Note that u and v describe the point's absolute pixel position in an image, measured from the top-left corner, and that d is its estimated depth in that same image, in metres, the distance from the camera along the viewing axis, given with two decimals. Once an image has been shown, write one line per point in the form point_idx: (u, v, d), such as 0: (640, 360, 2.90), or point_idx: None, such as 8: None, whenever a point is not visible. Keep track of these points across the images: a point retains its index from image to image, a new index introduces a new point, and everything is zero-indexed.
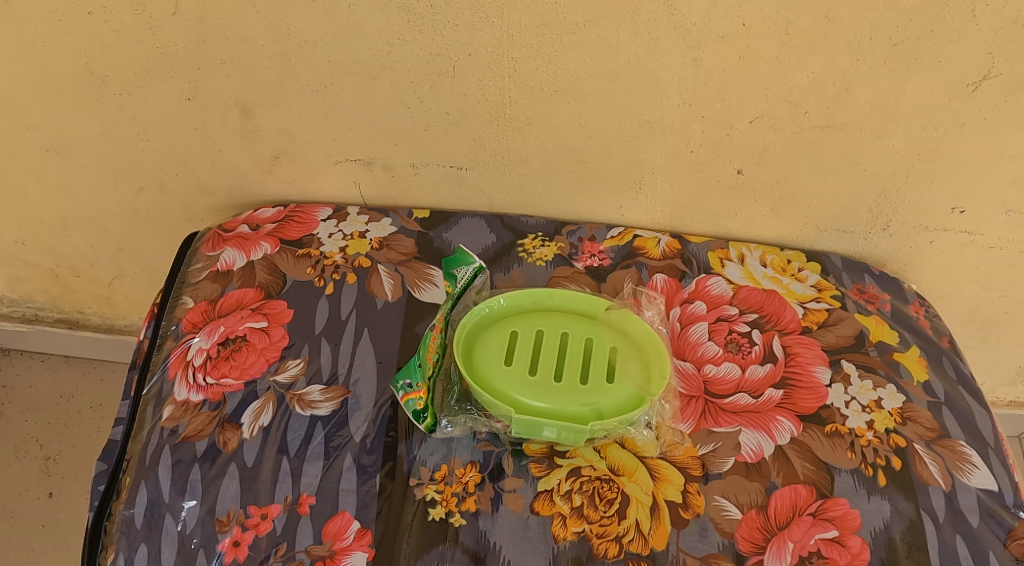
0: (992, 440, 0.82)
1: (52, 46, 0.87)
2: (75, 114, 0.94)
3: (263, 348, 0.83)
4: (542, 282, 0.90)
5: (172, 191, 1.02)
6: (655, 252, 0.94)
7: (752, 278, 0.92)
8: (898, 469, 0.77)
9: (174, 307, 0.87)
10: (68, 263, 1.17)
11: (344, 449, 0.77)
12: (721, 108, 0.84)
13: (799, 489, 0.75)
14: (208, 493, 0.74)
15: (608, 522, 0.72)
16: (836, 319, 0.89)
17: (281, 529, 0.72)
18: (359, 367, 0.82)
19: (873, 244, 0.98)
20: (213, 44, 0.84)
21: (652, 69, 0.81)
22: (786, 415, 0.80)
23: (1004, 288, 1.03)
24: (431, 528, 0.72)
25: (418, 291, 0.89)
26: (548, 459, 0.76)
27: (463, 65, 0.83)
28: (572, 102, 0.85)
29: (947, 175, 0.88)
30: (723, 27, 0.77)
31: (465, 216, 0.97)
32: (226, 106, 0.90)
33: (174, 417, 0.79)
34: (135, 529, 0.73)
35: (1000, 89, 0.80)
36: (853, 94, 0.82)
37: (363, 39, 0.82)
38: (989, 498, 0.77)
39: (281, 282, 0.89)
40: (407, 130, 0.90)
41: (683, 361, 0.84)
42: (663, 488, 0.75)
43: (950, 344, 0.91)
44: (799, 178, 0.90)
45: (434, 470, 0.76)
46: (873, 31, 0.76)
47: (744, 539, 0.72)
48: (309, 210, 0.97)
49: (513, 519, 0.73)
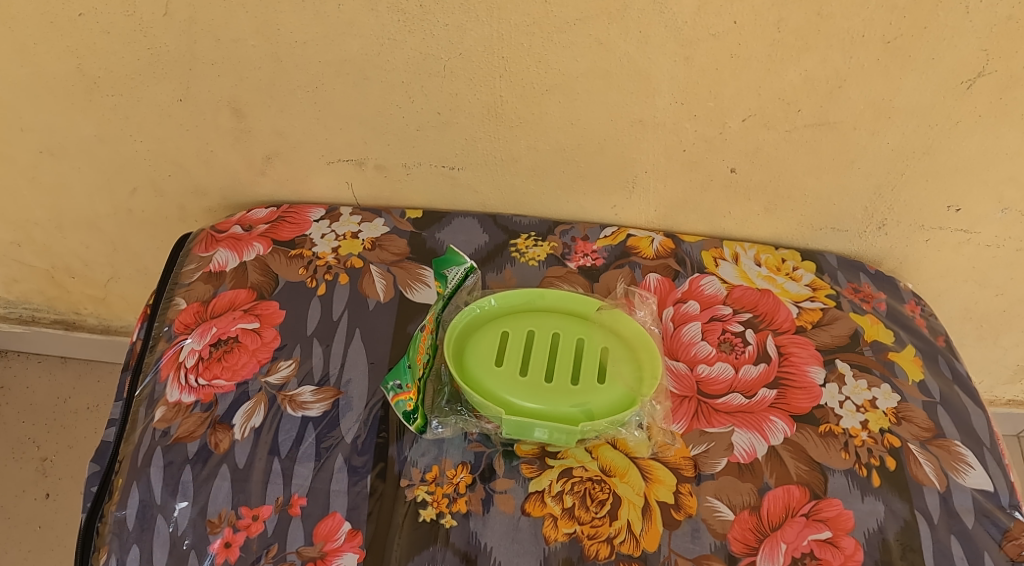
0: (988, 440, 0.82)
1: (44, 47, 0.86)
2: (68, 116, 0.94)
3: (255, 349, 0.83)
4: (534, 282, 0.90)
5: (166, 192, 1.02)
6: (649, 251, 0.94)
7: (747, 278, 0.92)
8: (893, 470, 0.77)
9: (167, 308, 0.87)
10: (64, 264, 1.17)
11: (335, 450, 0.76)
12: (714, 107, 0.83)
13: (792, 490, 0.75)
14: (199, 494, 0.74)
15: (600, 523, 0.72)
16: (831, 318, 0.89)
17: (272, 530, 0.72)
18: (351, 368, 0.82)
19: (868, 242, 0.97)
20: (204, 45, 0.84)
21: (643, 68, 0.81)
22: (780, 415, 0.79)
23: (1000, 286, 1.02)
24: (422, 529, 0.72)
25: (411, 291, 0.89)
26: (539, 460, 0.76)
27: (454, 65, 0.82)
28: (564, 101, 0.85)
29: (942, 174, 0.88)
30: (714, 25, 0.77)
31: (458, 216, 0.97)
32: (218, 106, 0.90)
33: (166, 418, 0.79)
34: (127, 530, 0.73)
35: (994, 87, 0.79)
36: (847, 92, 0.81)
37: (354, 39, 0.81)
38: (984, 498, 0.77)
39: (273, 282, 0.89)
40: (399, 130, 0.90)
41: (676, 361, 0.83)
42: (656, 488, 0.74)
43: (946, 343, 0.91)
44: (793, 177, 0.90)
45: (425, 471, 0.75)
46: (866, 28, 0.76)
47: (736, 540, 0.72)
48: (302, 210, 0.97)
49: (504, 519, 0.73)
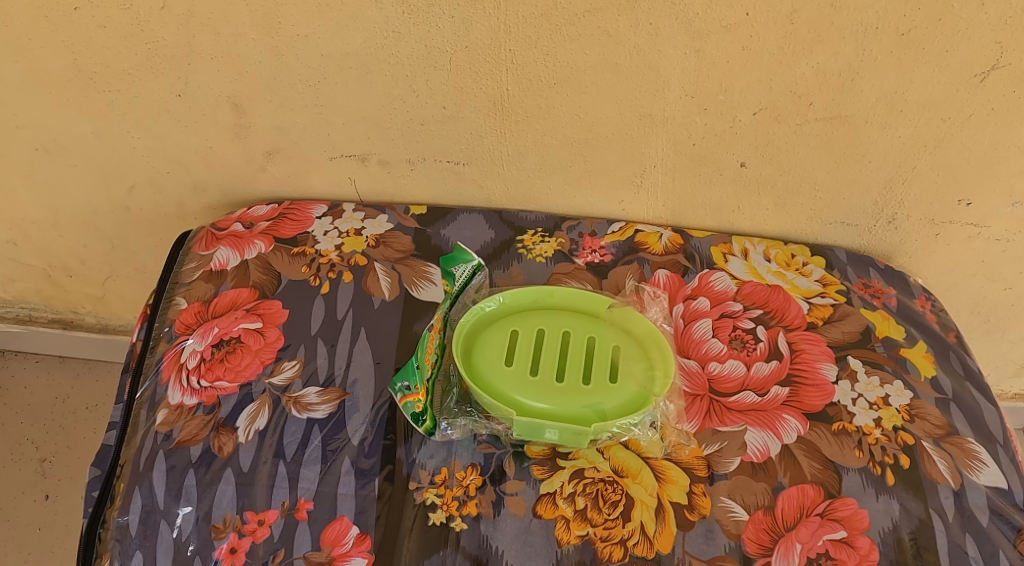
0: (1001, 436, 0.81)
1: (38, 43, 0.85)
2: (64, 112, 0.92)
3: (258, 350, 0.81)
4: (542, 279, 0.88)
5: (164, 189, 1.00)
6: (658, 247, 0.92)
7: (756, 273, 0.91)
8: (907, 468, 0.76)
9: (166, 308, 0.86)
10: (60, 263, 1.15)
11: (342, 453, 0.75)
12: (724, 100, 0.82)
13: (807, 489, 0.74)
14: (203, 498, 0.73)
15: (612, 525, 0.71)
16: (842, 314, 0.88)
17: (278, 535, 0.71)
18: (356, 368, 0.81)
19: (878, 237, 0.96)
20: (202, 39, 0.82)
21: (653, 60, 0.79)
22: (792, 413, 0.78)
23: (1009, 281, 1.01)
24: (431, 532, 0.71)
25: (417, 289, 0.87)
26: (550, 461, 0.75)
27: (459, 59, 0.81)
28: (572, 95, 0.83)
29: (954, 168, 0.86)
30: (726, 16, 0.75)
31: (463, 212, 0.95)
32: (217, 102, 0.88)
33: (168, 421, 0.77)
34: (130, 537, 0.72)
35: (1008, 79, 0.78)
36: (859, 85, 0.80)
37: (357, 32, 0.80)
38: (998, 496, 0.76)
39: (276, 281, 0.87)
40: (402, 124, 0.88)
41: (687, 359, 0.82)
42: (669, 489, 0.73)
43: (957, 339, 0.89)
44: (803, 171, 0.89)
45: (434, 473, 0.74)
46: (880, 20, 0.75)
47: (751, 541, 0.71)
48: (303, 207, 0.96)
49: (515, 522, 0.71)
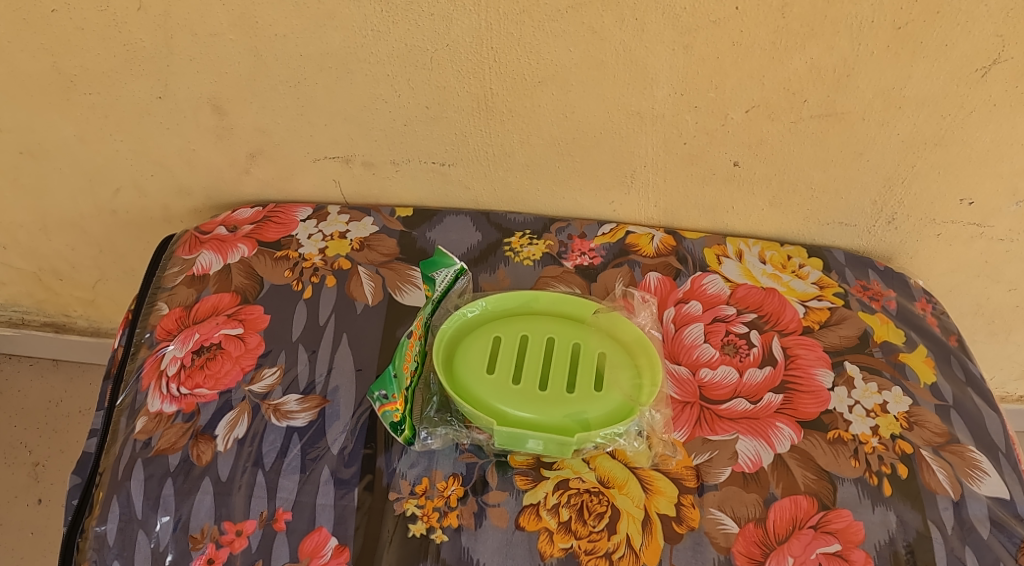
0: (1003, 444, 0.78)
1: (17, 45, 0.83)
2: (46, 115, 0.91)
3: (239, 356, 0.79)
4: (530, 282, 0.86)
5: (149, 192, 0.99)
6: (649, 248, 0.90)
7: (751, 276, 0.88)
8: (905, 478, 0.73)
9: (148, 314, 0.84)
10: (50, 267, 1.14)
11: (321, 462, 0.73)
12: (714, 97, 0.79)
13: (800, 500, 0.71)
14: (181, 508, 0.71)
15: (597, 538, 0.69)
16: (839, 318, 0.85)
17: (256, 546, 0.69)
18: (338, 375, 0.79)
19: (877, 237, 0.93)
20: (180, 41, 0.80)
21: (640, 57, 0.77)
22: (786, 421, 0.76)
23: (1013, 281, 0.98)
24: (411, 544, 0.69)
25: (401, 293, 0.85)
26: (534, 471, 0.72)
27: (441, 57, 0.79)
28: (557, 93, 0.81)
29: (955, 166, 0.84)
30: (715, 11, 0.73)
31: (449, 214, 0.93)
32: (199, 104, 0.86)
33: (147, 429, 0.76)
34: (108, 546, 0.71)
35: (1009, 74, 0.75)
36: (854, 81, 0.77)
37: (336, 31, 0.78)
38: (1000, 507, 0.73)
39: (258, 285, 0.85)
40: (386, 125, 0.86)
41: (677, 365, 0.80)
42: (656, 500, 0.71)
43: (959, 342, 0.87)
44: (798, 171, 0.86)
45: (415, 484, 0.72)
46: (875, 13, 0.72)
47: (741, 554, 0.68)
48: (288, 210, 0.94)
49: (497, 534, 0.69)
